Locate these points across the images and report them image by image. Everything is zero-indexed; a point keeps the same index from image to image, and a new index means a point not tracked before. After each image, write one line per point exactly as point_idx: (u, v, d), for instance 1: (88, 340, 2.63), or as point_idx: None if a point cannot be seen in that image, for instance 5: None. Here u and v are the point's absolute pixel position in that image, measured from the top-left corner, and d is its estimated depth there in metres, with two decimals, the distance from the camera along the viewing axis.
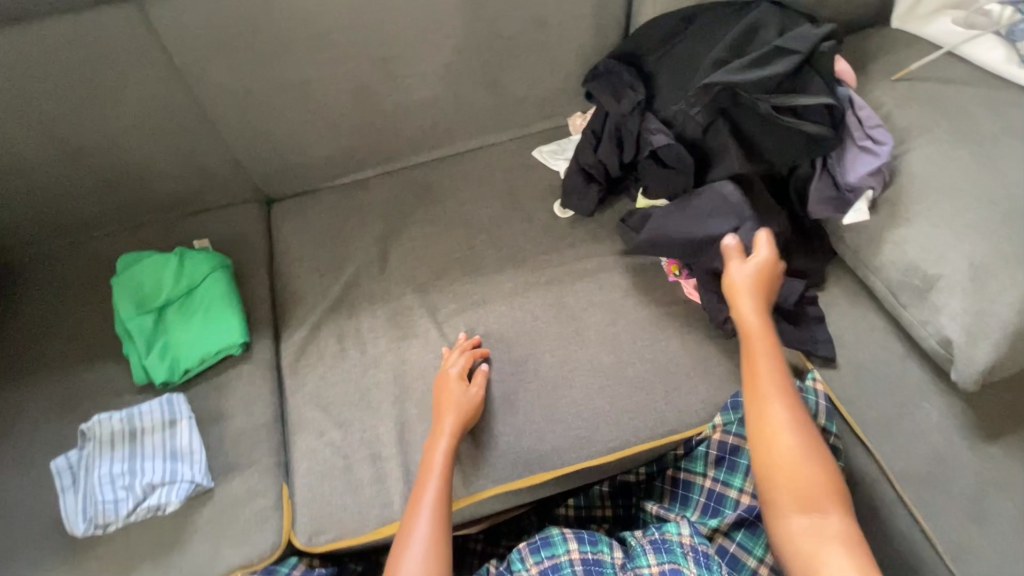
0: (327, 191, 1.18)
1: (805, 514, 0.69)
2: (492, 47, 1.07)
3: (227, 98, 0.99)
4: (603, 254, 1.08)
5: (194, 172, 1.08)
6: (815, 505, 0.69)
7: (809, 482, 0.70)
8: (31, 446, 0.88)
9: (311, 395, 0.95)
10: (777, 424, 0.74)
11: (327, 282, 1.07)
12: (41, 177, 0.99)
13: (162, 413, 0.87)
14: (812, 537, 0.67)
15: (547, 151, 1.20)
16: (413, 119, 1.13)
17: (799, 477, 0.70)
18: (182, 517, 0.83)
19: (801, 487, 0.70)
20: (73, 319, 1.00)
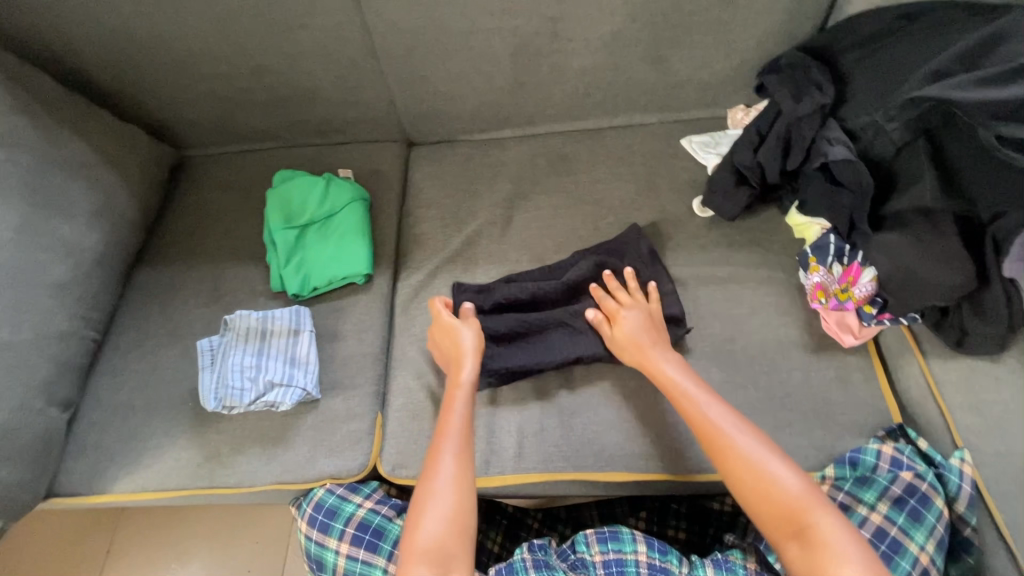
0: (465, 144, 1.21)
1: (797, 542, 0.69)
2: (671, 19, 0.99)
3: (396, 36, 1.01)
4: (736, 264, 1.01)
5: (353, 104, 1.14)
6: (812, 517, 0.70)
7: (794, 507, 0.71)
8: (183, 321, 1.01)
9: (416, 336, 0.99)
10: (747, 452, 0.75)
11: (449, 232, 1.10)
12: (225, 85, 1.09)
13: (290, 321, 0.95)
14: (809, 557, 0.68)
15: (698, 142, 1.11)
16: (565, 85, 1.10)
17: (766, 496, 0.72)
18: (291, 418, 0.92)
19: (785, 498, 0.71)
20: (230, 220, 1.12)
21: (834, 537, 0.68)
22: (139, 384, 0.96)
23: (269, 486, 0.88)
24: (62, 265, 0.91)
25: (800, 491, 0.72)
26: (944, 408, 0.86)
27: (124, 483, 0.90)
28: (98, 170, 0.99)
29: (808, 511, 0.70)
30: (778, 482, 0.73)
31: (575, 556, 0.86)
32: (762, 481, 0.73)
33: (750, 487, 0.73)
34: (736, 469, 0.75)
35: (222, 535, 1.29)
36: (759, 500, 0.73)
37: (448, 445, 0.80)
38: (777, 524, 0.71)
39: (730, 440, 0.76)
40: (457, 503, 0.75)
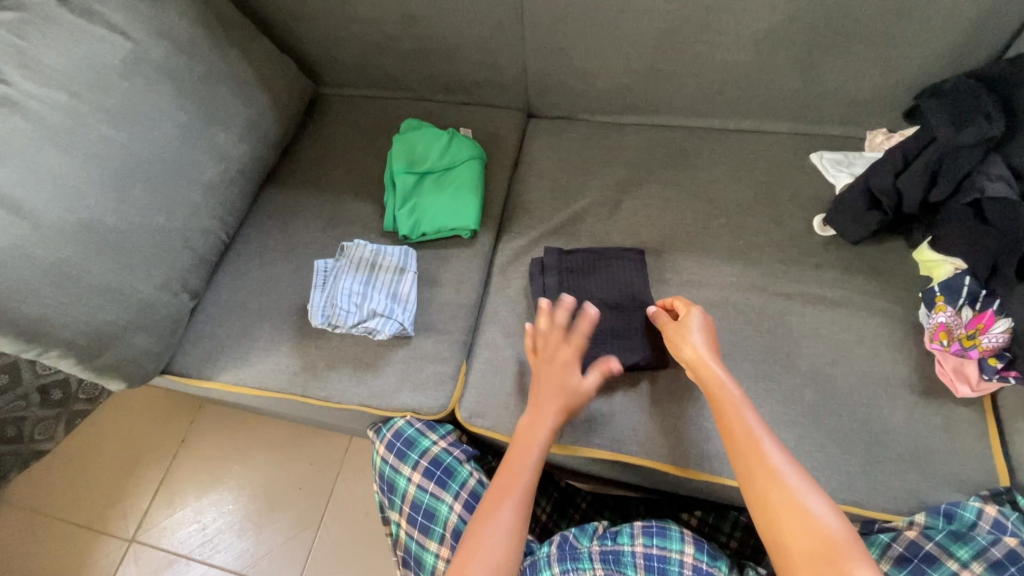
0: (584, 123, 1.22)
1: None
2: (833, 25, 0.95)
3: (546, 5, 1.03)
4: (850, 289, 0.96)
5: (487, 66, 1.17)
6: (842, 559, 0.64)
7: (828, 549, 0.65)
8: (301, 241, 1.08)
9: (511, 298, 1.02)
10: (780, 475, 0.71)
11: (557, 205, 1.11)
12: (375, 31, 1.15)
13: (399, 259, 1.00)
14: None
15: (829, 159, 1.07)
16: (701, 79, 1.08)
17: (803, 529, 0.67)
18: (385, 348, 0.97)
19: (817, 536, 0.66)
20: (355, 158, 1.19)
21: None
22: (255, 289, 1.04)
23: (355, 407, 0.94)
24: (213, 169, 0.99)
25: (832, 530, 0.66)
26: None
27: (229, 374, 0.98)
28: (254, 90, 1.07)
29: (840, 553, 0.64)
30: (808, 514, 0.68)
31: (611, 549, 0.86)
32: (794, 508, 0.68)
33: (781, 514, 0.69)
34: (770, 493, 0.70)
35: (288, 448, 1.44)
36: (792, 529, 0.67)
37: (507, 480, 0.79)
38: (800, 559, 0.66)
39: (763, 454, 0.73)
40: (509, 524, 0.76)
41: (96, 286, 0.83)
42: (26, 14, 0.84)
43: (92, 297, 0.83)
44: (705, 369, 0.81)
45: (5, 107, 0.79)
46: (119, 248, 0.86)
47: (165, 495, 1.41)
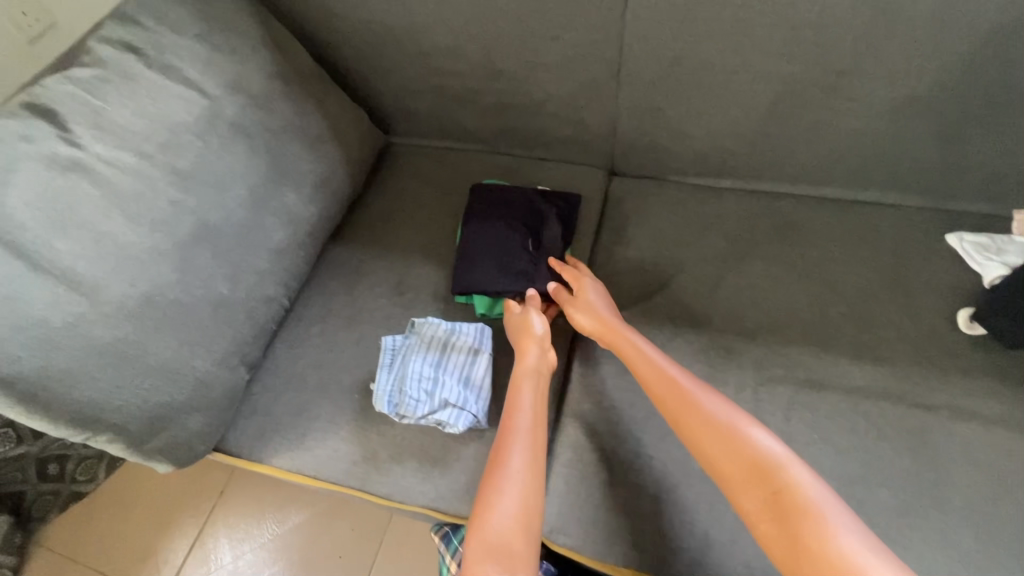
0: (674, 186, 1.10)
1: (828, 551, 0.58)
2: (990, 94, 0.82)
3: (649, 63, 0.93)
4: (1009, 405, 0.81)
5: (572, 123, 1.08)
6: (814, 506, 0.61)
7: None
8: (365, 309, 1.00)
9: (597, 390, 0.90)
10: (738, 437, 0.69)
11: (647, 280, 1.00)
12: (454, 83, 1.08)
13: (473, 339, 0.90)
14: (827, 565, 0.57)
15: (972, 241, 0.92)
16: (818, 146, 0.96)
17: (761, 475, 0.65)
18: (455, 441, 0.86)
19: (776, 481, 0.64)
20: (424, 216, 1.10)
21: (840, 530, 0.59)
22: (315, 361, 0.95)
23: (421, 509, 0.83)
24: (281, 231, 0.92)
25: (818, 492, 0.63)
26: None
27: (283, 458, 0.89)
28: (327, 146, 1.00)
29: (810, 502, 0.62)
30: (776, 465, 0.65)
31: None
32: (747, 455, 0.67)
33: (744, 471, 0.66)
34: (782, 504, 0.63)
35: (327, 515, 1.34)
36: (751, 477, 0.65)
37: (518, 437, 0.75)
38: (796, 533, 0.60)
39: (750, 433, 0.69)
40: (527, 494, 0.70)
41: (152, 365, 0.76)
42: (106, 70, 0.81)
43: (147, 378, 0.76)
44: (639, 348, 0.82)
45: (76, 171, 0.74)
46: (179, 322, 0.79)
47: (200, 555, 1.33)
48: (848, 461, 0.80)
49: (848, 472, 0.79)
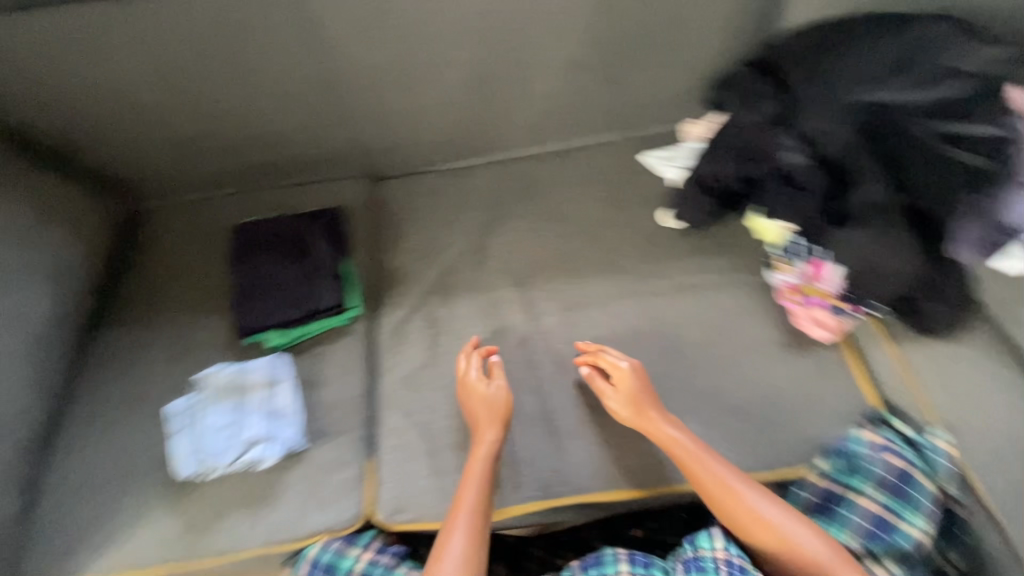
0: (432, 175, 1.19)
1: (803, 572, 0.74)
2: (623, 41, 1.03)
3: (356, 73, 1.01)
4: (709, 271, 1.04)
5: (315, 144, 1.12)
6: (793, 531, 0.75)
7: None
8: (150, 384, 0.95)
9: (403, 376, 0.96)
10: (746, 495, 0.78)
11: (425, 265, 1.08)
12: (181, 133, 1.06)
13: (266, 372, 0.91)
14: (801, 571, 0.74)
15: (658, 157, 1.15)
16: (526, 111, 1.12)
17: (758, 517, 0.76)
18: (277, 473, 0.87)
19: (756, 514, 0.76)
20: (192, 271, 1.07)
21: (784, 530, 0.75)
22: (105, 455, 0.89)
23: (259, 550, 0.83)
24: (13, 335, 0.85)
25: (775, 517, 0.76)
26: (918, 390, 0.91)
27: (95, 566, 0.82)
28: (47, 231, 0.93)
29: (788, 533, 0.75)
30: (760, 512, 0.77)
31: None
32: (721, 483, 0.79)
33: (734, 508, 0.77)
34: (745, 520, 0.77)
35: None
36: (734, 510, 0.77)
37: (462, 521, 0.76)
38: (771, 544, 0.75)
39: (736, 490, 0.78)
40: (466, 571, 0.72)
41: None
42: None
43: None
44: (682, 447, 0.82)
45: None
46: None
47: None
48: (612, 356, 0.96)
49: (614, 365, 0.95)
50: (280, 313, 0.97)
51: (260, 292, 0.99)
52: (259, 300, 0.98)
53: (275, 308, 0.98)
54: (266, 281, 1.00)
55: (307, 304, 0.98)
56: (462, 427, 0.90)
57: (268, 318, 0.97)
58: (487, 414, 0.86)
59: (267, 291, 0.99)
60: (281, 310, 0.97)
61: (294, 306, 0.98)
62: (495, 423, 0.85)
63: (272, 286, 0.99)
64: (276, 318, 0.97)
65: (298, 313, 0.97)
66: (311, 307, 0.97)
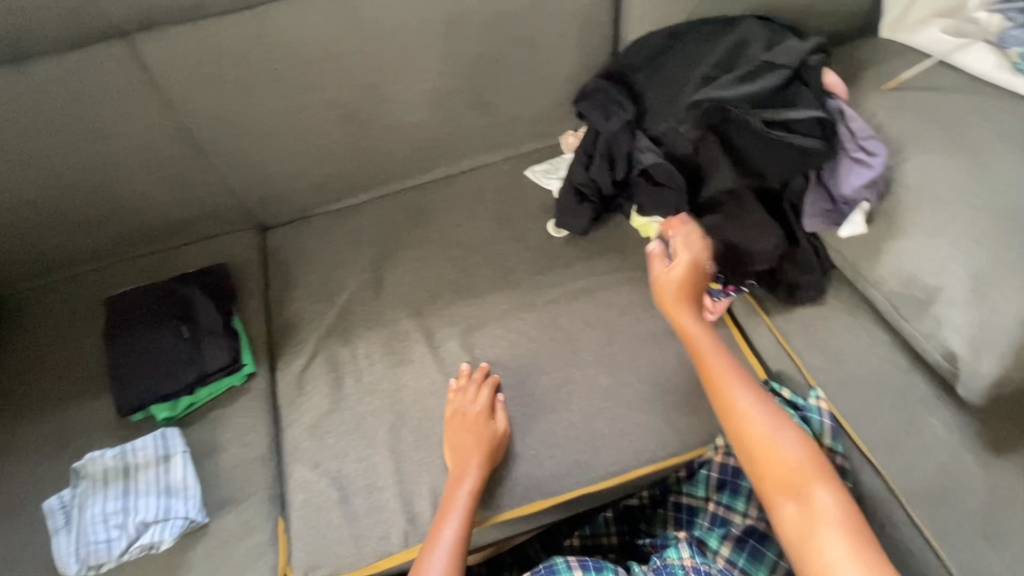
0: (321, 217, 1.18)
1: (791, 501, 0.69)
2: (484, 67, 1.07)
3: (218, 127, 0.99)
4: (599, 273, 1.08)
5: (188, 202, 1.08)
6: (783, 443, 0.73)
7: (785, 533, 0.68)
8: (26, 483, 0.88)
9: (308, 427, 0.94)
10: (740, 402, 0.78)
11: (322, 308, 1.06)
12: (35, 211, 1.00)
13: (156, 448, 0.86)
14: (800, 523, 0.67)
15: (540, 170, 1.19)
16: (404, 143, 1.13)
17: (747, 425, 0.76)
18: (178, 553, 0.82)
19: (744, 422, 0.76)
20: (66, 354, 1.00)
21: (774, 441, 0.73)
22: None
23: None
24: None
25: (767, 429, 0.75)
26: (792, 353, 0.99)
27: None
28: None
29: (780, 459, 0.72)
30: (747, 413, 0.77)
31: None
32: (723, 394, 0.80)
33: (730, 412, 0.78)
34: (745, 427, 0.76)
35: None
36: (730, 414, 0.77)
37: (454, 514, 0.80)
38: (756, 435, 0.74)
39: (734, 385, 0.80)
40: None
41: None
42: None
43: None
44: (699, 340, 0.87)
45: None
46: None
47: None
48: (516, 371, 0.98)
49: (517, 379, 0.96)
50: (164, 385, 0.92)
51: (140, 365, 0.93)
52: (140, 375, 0.93)
53: (159, 379, 0.92)
54: (146, 352, 0.94)
55: (193, 370, 0.93)
56: (373, 468, 0.89)
57: (152, 392, 0.91)
58: (479, 439, 0.87)
59: (149, 363, 0.94)
60: (165, 380, 0.92)
61: (179, 374, 0.93)
62: (478, 440, 0.87)
63: (153, 357, 0.94)
64: (161, 391, 0.91)
65: (182, 383, 0.92)
66: (197, 373, 0.93)
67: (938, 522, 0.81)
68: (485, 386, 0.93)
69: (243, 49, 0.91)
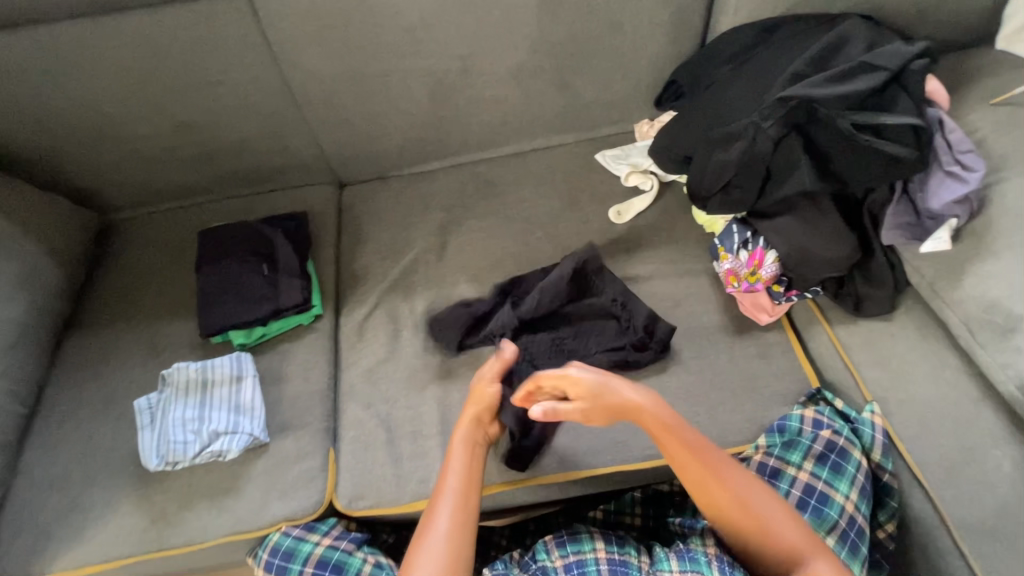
0: (396, 179, 1.24)
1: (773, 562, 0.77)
2: (570, 47, 1.08)
3: (314, 85, 1.06)
4: (658, 262, 1.08)
5: (279, 152, 1.16)
6: (769, 527, 0.77)
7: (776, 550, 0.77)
8: (119, 384, 0.99)
9: (364, 370, 1.00)
10: (724, 481, 0.79)
11: (388, 264, 1.12)
12: (148, 146, 1.10)
13: (231, 368, 0.95)
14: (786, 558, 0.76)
15: (610, 155, 1.20)
16: (483, 115, 1.17)
17: (733, 503, 0.78)
18: (240, 465, 0.91)
19: (732, 501, 0.78)
20: (161, 276, 1.10)
21: (757, 517, 0.77)
22: (75, 454, 0.93)
23: (223, 539, 0.87)
24: None
25: (765, 517, 0.77)
26: (851, 366, 0.95)
27: (64, 558, 0.86)
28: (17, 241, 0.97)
29: (768, 530, 0.77)
30: (739, 501, 0.78)
31: (535, 566, 0.82)
32: (711, 473, 0.79)
33: (718, 492, 0.78)
34: (727, 498, 0.78)
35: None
36: (716, 490, 0.78)
37: (443, 503, 0.80)
38: (740, 508, 0.78)
39: (712, 466, 0.79)
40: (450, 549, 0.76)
41: None
42: None
43: None
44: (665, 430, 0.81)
45: None
46: None
47: None
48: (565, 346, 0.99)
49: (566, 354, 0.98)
50: (246, 313, 1.00)
51: (225, 292, 1.02)
52: (226, 300, 1.02)
53: (241, 307, 1.01)
54: (233, 282, 1.03)
55: (273, 305, 1.01)
56: (419, 417, 0.94)
57: (235, 318, 1.00)
58: (479, 404, 0.88)
59: (234, 291, 1.02)
60: (247, 310, 1.01)
61: (260, 307, 1.01)
62: (473, 412, 0.88)
63: (239, 287, 1.02)
64: (242, 318, 1.00)
65: (262, 313, 1.00)
66: (274, 308, 1.01)
67: (988, 557, 0.78)
68: (494, 359, 0.92)
69: (347, 11, 0.97)
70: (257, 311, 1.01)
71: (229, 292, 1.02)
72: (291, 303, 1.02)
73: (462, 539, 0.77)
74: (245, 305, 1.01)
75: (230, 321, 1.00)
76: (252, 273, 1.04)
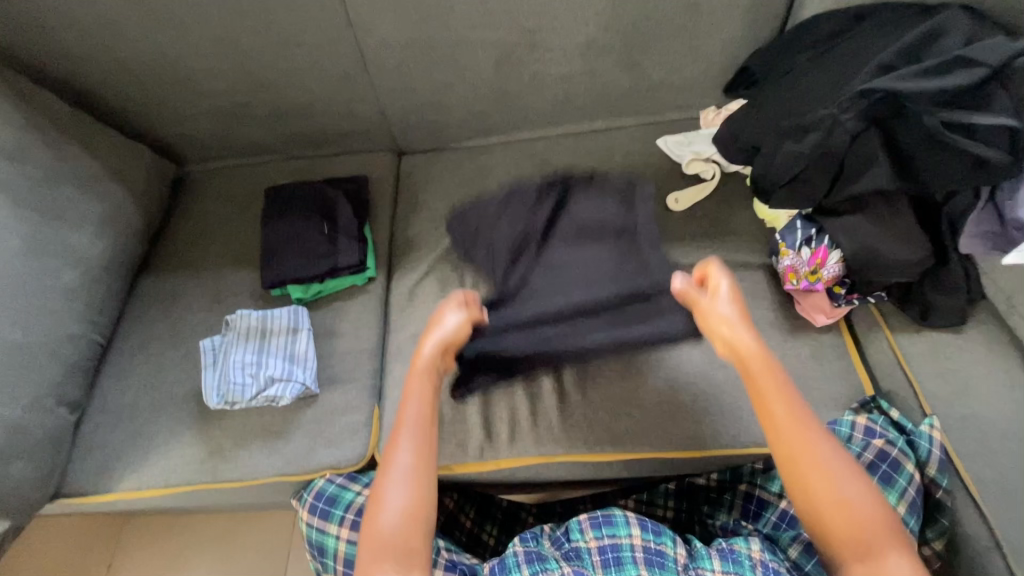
0: (454, 151, 1.26)
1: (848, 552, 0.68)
2: (642, 26, 1.05)
3: (385, 51, 1.07)
4: (713, 253, 1.06)
5: (345, 116, 1.19)
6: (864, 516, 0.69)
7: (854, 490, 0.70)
8: (186, 326, 1.05)
9: (411, 334, 1.03)
10: (819, 444, 0.73)
11: (441, 233, 1.14)
12: (223, 101, 1.15)
13: (289, 319, 0.99)
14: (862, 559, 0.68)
15: (673, 141, 1.16)
16: (545, 91, 1.16)
17: (819, 482, 0.71)
18: (291, 412, 0.96)
19: (821, 467, 0.71)
20: (228, 228, 1.16)
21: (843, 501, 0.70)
22: (143, 386, 0.99)
23: (271, 478, 0.92)
24: (70, 272, 0.96)
25: (856, 499, 0.70)
26: (912, 377, 0.91)
27: (129, 479, 0.93)
28: (105, 183, 1.04)
29: (868, 521, 0.69)
30: (829, 480, 0.71)
31: (569, 545, 0.83)
32: (805, 437, 0.73)
33: (806, 454, 0.72)
34: (813, 458, 0.72)
35: (206, 536, 1.24)
36: (803, 460, 0.72)
37: (404, 436, 0.79)
38: (819, 481, 0.71)
39: (807, 436, 0.73)
40: (415, 491, 0.75)
41: None
42: None
43: None
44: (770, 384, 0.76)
45: None
46: None
47: None
48: None
49: (585, 319, 0.95)
50: (305, 269, 1.04)
51: (286, 247, 1.07)
52: (286, 255, 1.06)
53: (300, 264, 1.05)
54: (292, 239, 1.07)
55: (329, 263, 1.05)
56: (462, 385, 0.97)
57: (293, 273, 1.04)
58: (428, 368, 0.86)
59: (294, 248, 1.06)
60: (306, 266, 1.04)
61: (317, 264, 1.05)
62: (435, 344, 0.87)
63: (298, 243, 1.06)
64: (300, 273, 1.04)
65: (319, 270, 1.04)
66: (330, 266, 1.05)
67: None
68: (456, 313, 0.90)
69: None
70: (315, 267, 1.04)
71: (289, 248, 1.06)
72: (346, 262, 1.05)
73: (431, 467, 0.78)
74: (303, 262, 1.05)
75: (289, 276, 1.04)
76: (310, 231, 1.08)
